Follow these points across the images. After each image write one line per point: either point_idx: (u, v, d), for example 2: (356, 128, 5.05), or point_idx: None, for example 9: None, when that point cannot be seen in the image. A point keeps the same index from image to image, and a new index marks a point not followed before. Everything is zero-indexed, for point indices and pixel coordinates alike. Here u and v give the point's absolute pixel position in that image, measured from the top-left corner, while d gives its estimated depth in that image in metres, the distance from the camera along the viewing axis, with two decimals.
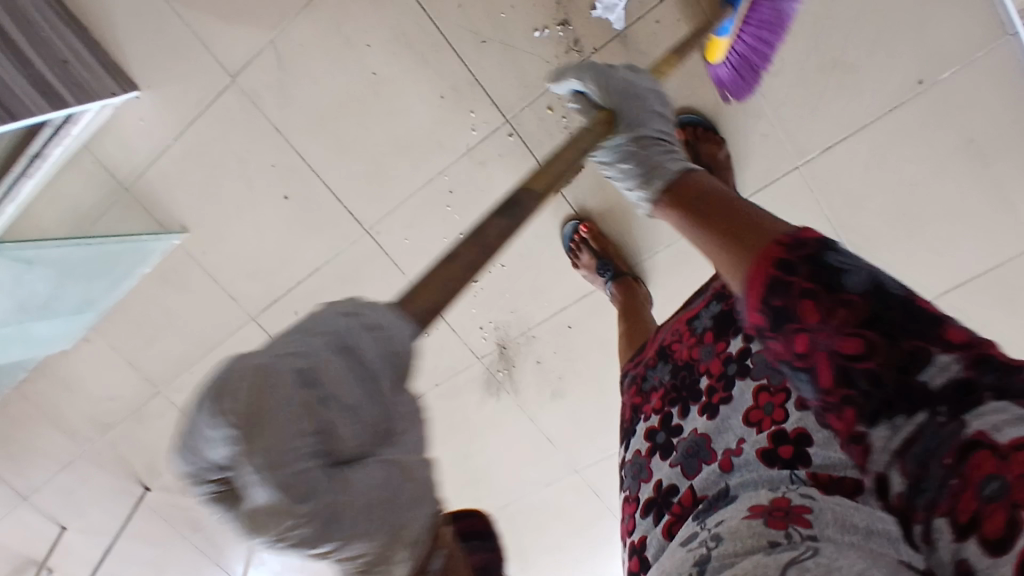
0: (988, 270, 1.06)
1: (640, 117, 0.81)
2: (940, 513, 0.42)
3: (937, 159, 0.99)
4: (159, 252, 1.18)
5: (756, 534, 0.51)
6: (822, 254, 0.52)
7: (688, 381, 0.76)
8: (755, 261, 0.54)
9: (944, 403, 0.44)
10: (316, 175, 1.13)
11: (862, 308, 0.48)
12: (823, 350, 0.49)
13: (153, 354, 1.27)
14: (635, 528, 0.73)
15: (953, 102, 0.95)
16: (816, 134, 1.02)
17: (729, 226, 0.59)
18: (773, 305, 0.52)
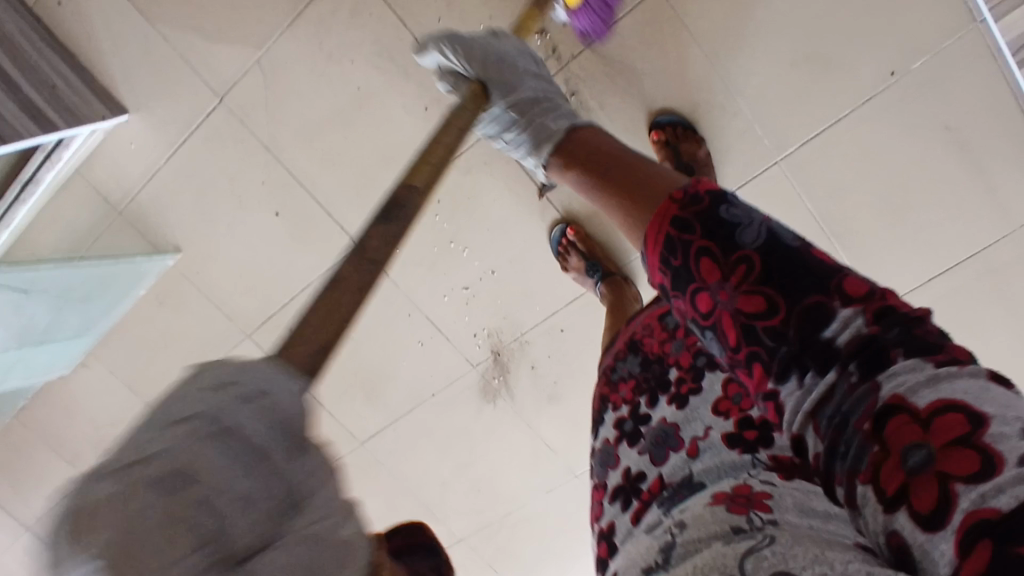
0: (979, 259, 1.05)
1: (519, 75, 0.87)
2: (863, 479, 0.37)
3: (918, 150, 0.99)
4: (154, 273, 1.22)
5: (718, 520, 0.51)
6: (714, 209, 0.51)
7: (658, 372, 0.72)
8: (655, 221, 0.56)
9: (853, 360, 0.40)
10: (304, 189, 1.12)
11: (757, 265, 0.47)
12: (725, 309, 0.48)
13: (156, 371, 1.32)
14: (602, 515, 0.67)
15: (927, 90, 0.95)
16: (795, 129, 1.02)
17: (626, 187, 0.63)
18: (673, 265, 0.53)
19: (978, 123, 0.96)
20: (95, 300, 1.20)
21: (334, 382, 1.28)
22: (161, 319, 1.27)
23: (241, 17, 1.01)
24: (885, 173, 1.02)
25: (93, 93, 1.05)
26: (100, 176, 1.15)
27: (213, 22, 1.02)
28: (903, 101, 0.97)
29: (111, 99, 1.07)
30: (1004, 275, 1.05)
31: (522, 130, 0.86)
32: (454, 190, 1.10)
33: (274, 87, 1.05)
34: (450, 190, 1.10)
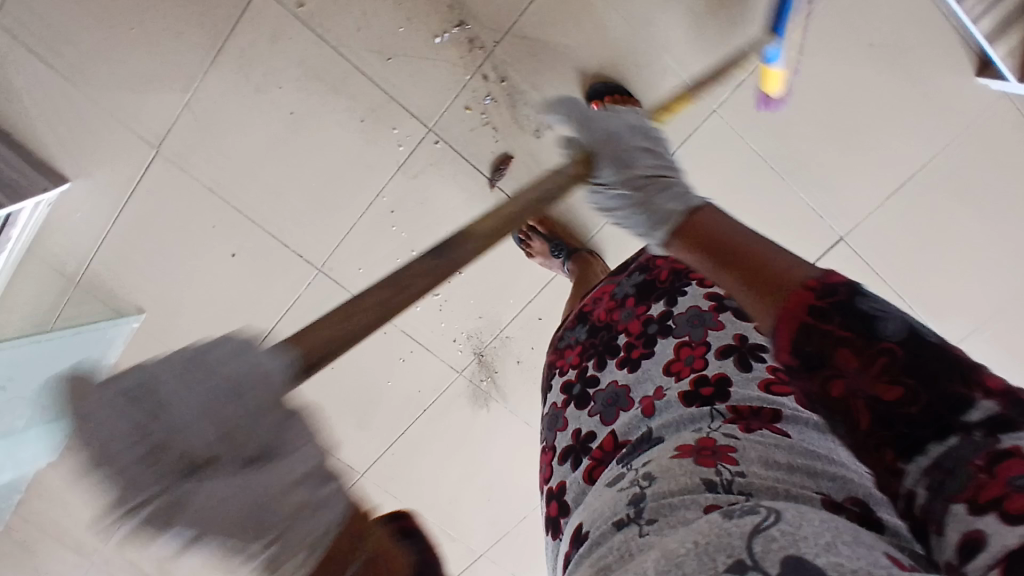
0: (931, 165, 1.05)
1: (633, 155, 0.83)
2: (957, 500, 0.34)
3: (848, 67, 1.00)
4: (121, 340, 1.19)
5: (689, 472, 0.49)
6: (854, 297, 0.41)
7: (607, 339, 0.74)
8: (782, 306, 0.44)
9: (981, 428, 0.35)
10: (258, 226, 1.12)
11: (901, 355, 0.38)
12: (859, 397, 0.39)
13: None
14: (552, 476, 0.69)
15: (842, 8, 0.97)
16: (724, 72, 1.03)
17: (745, 266, 0.50)
18: (806, 352, 0.42)
19: (900, 32, 0.98)
20: None
21: None
22: None
23: (162, 63, 0.99)
24: (821, 101, 1.03)
25: (30, 167, 1.01)
26: (53, 252, 1.12)
27: (136, 72, 1.00)
28: (825, 32, 0.99)
29: (51, 171, 1.03)
30: (960, 180, 1.05)
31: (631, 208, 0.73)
32: (406, 197, 1.10)
33: (209, 127, 1.04)
34: (402, 198, 1.10)
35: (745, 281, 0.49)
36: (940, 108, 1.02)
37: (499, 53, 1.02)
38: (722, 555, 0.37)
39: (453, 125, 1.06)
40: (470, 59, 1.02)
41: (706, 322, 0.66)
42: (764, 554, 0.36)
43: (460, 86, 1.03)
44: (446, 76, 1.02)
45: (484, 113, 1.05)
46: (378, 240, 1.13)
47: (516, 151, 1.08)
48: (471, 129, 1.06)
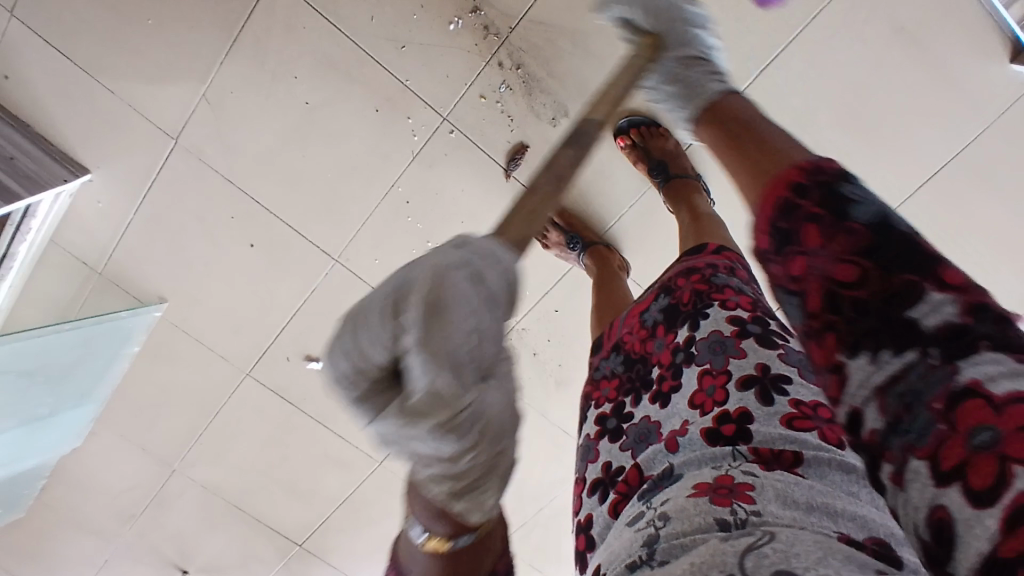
0: (957, 157, 1.03)
1: (691, 39, 0.79)
2: (920, 454, 0.35)
3: (873, 54, 0.97)
4: (143, 328, 1.21)
5: (704, 512, 0.43)
6: (837, 183, 0.44)
7: (641, 372, 0.68)
8: (771, 183, 0.49)
9: (937, 343, 0.36)
10: (275, 217, 1.12)
11: (864, 237, 0.41)
12: (817, 275, 0.43)
13: (162, 428, 1.33)
14: (580, 509, 0.61)
15: None
16: (747, 59, 1.00)
17: (744, 150, 0.55)
18: (778, 229, 0.46)
19: (929, 16, 0.94)
20: (96, 363, 1.20)
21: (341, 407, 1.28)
22: (158, 374, 1.27)
23: (177, 54, 0.99)
24: (846, 87, 1.00)
25: (50, 158, 1.03)
26: (77, 243, 1.14)
27: (151, 64, 1.00)
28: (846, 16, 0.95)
29: (72, 161, 1.05)
30: (991, 169, 1.02)
31: (675, 90, 0.76)
32: (419, 188, 1.09)
33: (225, 119, 1.04)
34: (416, 189, 1.09)
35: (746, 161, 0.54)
36: (971, 96, 0.98)
37: (515, 40, 1.00)
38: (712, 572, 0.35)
39: (467, 114, 1.04)
40: (485, 46, 1.00)
41: (728, 347, 0.61)
42: (755, 568, 0.34)
43: (474, 74, 1.02)
44: (461, 63, 1.01)
45: (500, 102, 1.04)
46: (392, 231, 1.13)
47: (531, 142, 1.07)
48: (483, 120, 1.05)
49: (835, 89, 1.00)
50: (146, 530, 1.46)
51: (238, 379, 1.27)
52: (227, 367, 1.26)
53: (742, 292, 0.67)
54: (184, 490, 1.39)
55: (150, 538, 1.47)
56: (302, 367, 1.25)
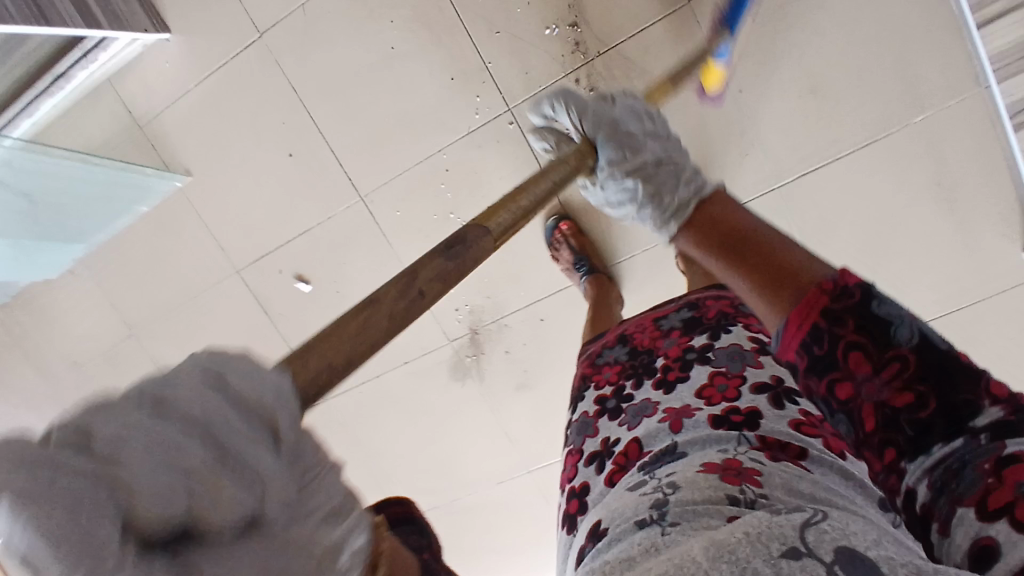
0: (947, 313, 1.10)
1: (638, 139, 0.81)
2: (966, 503, 0.38)
3: (905, 195, 1.04)
4: (159, 195, 1.26)
5: (714, 487, 0.51)
6: (869, 304, 0.46)
7: (646, 362, 0.79)
8: (797, 307, 0.49)
9: (984, 432, 0.40)
10: (322, 138, 1.16)
11: (913, 363, 0.43)
12: (869, 400, 0.45)
13: (139, 294, 1.35)
14: (576, 475, 0.72)
15: (924, 142, 1.00)
16: (795, 160, 1.07)
17: (758, 271, 0.56)
18: (814, 353, 0.47)
19: (968, 178, 1.00)
20: (109, 206, 1.26)
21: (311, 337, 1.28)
22: (155, 241, 1.30)
23: None
24: (874, 214, 1.06)
25: (141, 10, 1.14)
26: (132, 92, 1.22)
27: None
28: (897, 151, 1.02)
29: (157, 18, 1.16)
30: (971, 330, 1.10)
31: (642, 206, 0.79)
32: (462, 160, 1.12)
33: (311, 34, 1.12)
34: (458, 160, 1.12)
35: (766, 285, 0.54)
36: (978, 262, 1.05)
37: (598, 65, 1.04)
38: (776, 543, 0.39)
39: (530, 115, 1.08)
40: (569, 60, 1.05)
41: (745, 357, 0.71)
42: (817, 543, 0.38)
43: (550, 80, 1.06)
44: (541, 66, 1.05)
45: None
46: (421, 191, 1.15)
47: None
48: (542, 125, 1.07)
49: (864, 212, 1.07)
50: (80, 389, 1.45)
51: (226, 274, 1.28)
52: (222, 260, 1.27)
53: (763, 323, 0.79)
54: (134, 359, 1.39)
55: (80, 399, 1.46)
56: (291, 286, 1.26)
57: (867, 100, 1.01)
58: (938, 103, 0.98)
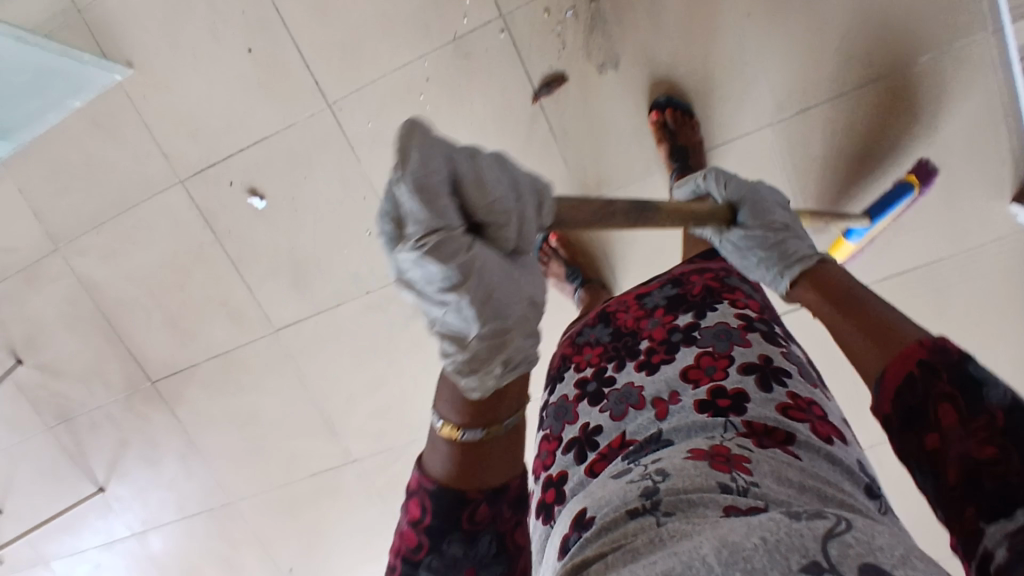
0: (923, 265, 1.05)
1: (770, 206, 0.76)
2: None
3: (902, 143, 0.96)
4: (94, 90, 1.13)
5: (705, 474, 0.46)
6: (968, 358, 0.42)
7: (628, 343, 0.70)
8: (898, 355, 0.46)
9: None
10: (288, 35, 1.05)
11: (1003, 420, 0.39)
12: (954, 456, 0.40)
13: (66, 201, 1.21)
14: (552, 464, 0.64)
15: (928, 86, 0.93)
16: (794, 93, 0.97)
17: (880, 331, 0.50)
18: (906, 401, 0.44)
19: (962, 127, 0.95)
20: (36, 97, 1.13)
21: (262, 260, 1.17)
22: (90, 142, 1.16)
23: None
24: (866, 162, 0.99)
25: None
26: None
27: None
28: (901, 93, 0.94)
29: None
30: (948, 287, 1.05)
31: (761, 248, 0.73)
32: (445, 71, 1.03)
33: None
34: (441, 70, 1.03)
35: (877, 340, 0.50)
36: (966, 215, 1.00)
37: None
38: (796, 555, 0.34)
39: (524, 24, 0.99)
40: None
41: (732, 337, 0.64)
42: (841, 559, 0.34)
43: None
44: None
45: (560, 27, 0.99)
46: (396, 103, 1.06)
47: (571, 77, 1.01)
48: (542, 42, 1.00)
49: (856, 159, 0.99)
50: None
51: (168, 183, 1.16)
52: (165, 167, 1.15)
53: (750, 296, 0.71)
54: (56, 277, 1.25)
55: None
56: (243, 201, 1.14)
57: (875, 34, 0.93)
58: (943, 47, 0.91)
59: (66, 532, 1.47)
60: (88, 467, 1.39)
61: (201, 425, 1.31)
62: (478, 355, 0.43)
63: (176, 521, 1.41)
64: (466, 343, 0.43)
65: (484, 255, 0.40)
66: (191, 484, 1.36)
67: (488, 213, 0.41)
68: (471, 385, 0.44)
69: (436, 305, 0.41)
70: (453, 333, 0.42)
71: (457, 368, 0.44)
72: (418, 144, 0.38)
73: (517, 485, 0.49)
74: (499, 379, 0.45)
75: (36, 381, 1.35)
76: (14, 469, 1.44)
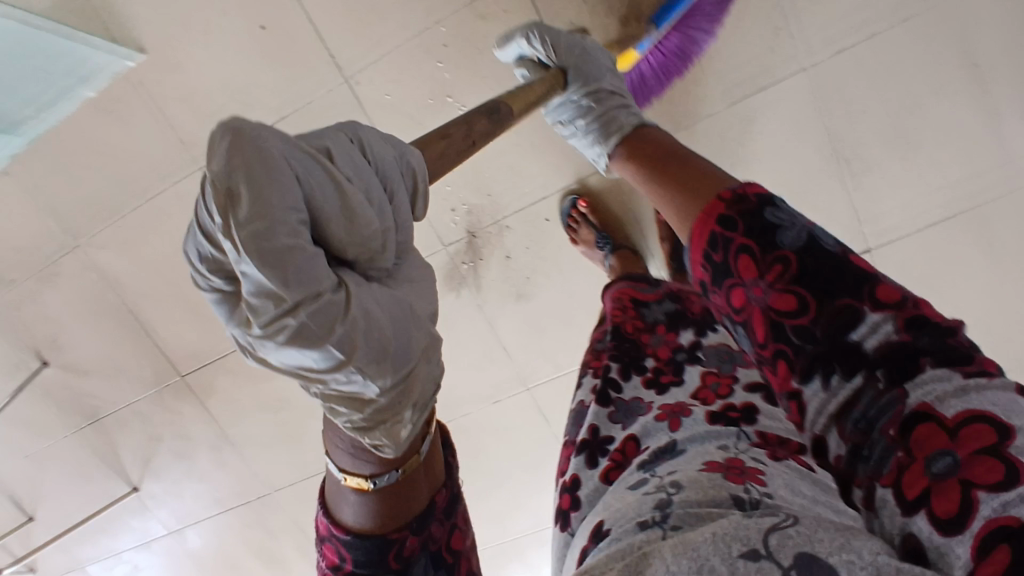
0: (971, 209, 0.96)
1: (597, 70, 0.84)
2: (885, 481, 0.36)
3: (939, 74, 0.90)
4: (106, 77, 1.11)
5: (717, 487, 0.41)
6: (760, 208, 0.47)
7: (631, 354, 0.66)
8: (701, 215, 0.51)
9: (882, 365, 0.39)
10: (298, 7, 1.02)
11: (796, 265, 0.44)
12: (757, 306, 0.45)
13: (84, 196, 1.19)
14: (567, 468, 0.57)
15: (963, 15, 0.87)
16: (825, 32, 0.91)
17: (680, 184, 0.58)
18: (712, 260, 0.49)
19: (1006, 58, 0.87)
20: (41, 84, 1.09)
21: None
22: (104, 132, 1.15)
23: None
24: (897, 105, 0.92)
25: None
26: None
27: None
28: (935, 27, 0.88)
29: None
30: (999, 234, 0.96)
31: (589, 119, 0.82)
32: (460, 35, 1.00)
33: None
34: (456, 35, 1.00)
35: (683, 196, 0.56)
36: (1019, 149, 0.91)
37: None
38: (738, 543, 0.33)
39: None
40: None
41: (734, 356, 0.61)
42: (779, 547, 0.33)
43: None
44: None
45: None
46: (413, 71, 1.03)
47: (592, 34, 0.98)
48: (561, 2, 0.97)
49: (888, 100, 0.92)
50: (18, 310, 1.29)
51: (187, 170, 1.14)
52: (182, 153, 1.13)
53: None
54: (78, 273, 1.24)
55: (19, 322, 1.30)
56: None
57: None
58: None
59: (101, 533, 1.46)
60: (119, 466, 1.38)
61: (232, 415, 1.29)
62: (383, 407, 0.45)
63: (214, 514, 1.40)
64: (372, 399, 0.44)
65: (359, 291, 0.43)
66: (225, 477, 1.35)
67: (352, 244, 0.44)
68: (379, 440, 0.45)
69: (320, 377, 0.42)
70: (352, 394, 0.44)
71: (355, 427, 0.45)
72: (261, 168, 0.38)
73: (443, 499, 0.51)
74: (409, 427, 0.46)
75: (61, 382, 1.33)
76: (40, 475, 1.42)
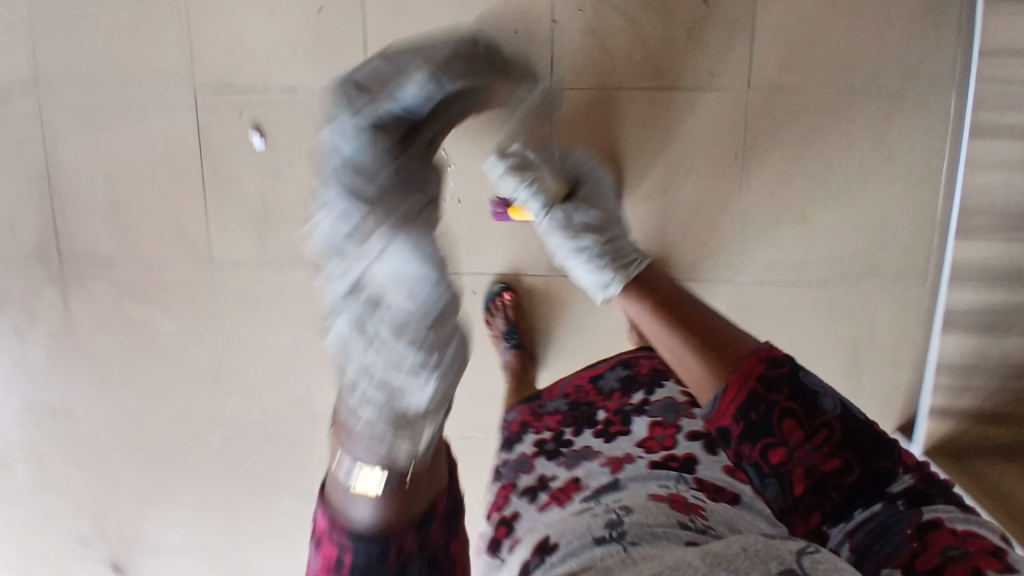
0: None
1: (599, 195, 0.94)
2: (898, 562, 0.50)
3: (821, 336, 1.12)
4: None
5: (667, 513, 0.50)
6: (796, 373, 0.58)
7: (585, 414, 0.73)
8: (737, 369, 0.60)
9: (901, 497, 0.53)
10: (362, 13, 1.10)
11: (839, 433, 0.55)
12: (801, 465, 0.55)
13: (62, 53, 1.16)
14: (505, 505, 0.64)
15: (859, 304, 1.10)
16: (761, 264, 1.10)
17: (702, 333, 0.65)
18: (752, 417, 0.58)
19: (875, 344, 1.11)
20: None
21: (240, 192, 1.19)
22: (116, 9, 1.13)
23: None
24: (784, 342, 1.13)
25: None
26: None
27: None
28: (838, 301, 1.10)
29: None
30: None
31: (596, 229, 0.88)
32: None
33: None
34: None
35: (706, 349, 0.63)
36: None
37: (648, 97, 1.05)
38: (774, 561, 0.40)
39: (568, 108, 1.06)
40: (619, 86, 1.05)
41: (682, 409, 0.70)
42: (813, 568, 0.40)
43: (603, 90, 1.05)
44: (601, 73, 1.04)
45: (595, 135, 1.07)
46: None
47: None
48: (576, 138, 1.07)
49: (780, 335, 1.13)
50: None
51: (180, 85, 1.16)
52: (184, 69, 1.15)
53: None
54: (14, 117, 1.19)
55: None
56: (245, 134, 1.16)
57: (840, 248, 1.08)
58: (881, 280, 1.08)
59: None
60: None
61: (90, 319, 1.27)
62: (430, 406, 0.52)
63: (12, 408, 1.33)
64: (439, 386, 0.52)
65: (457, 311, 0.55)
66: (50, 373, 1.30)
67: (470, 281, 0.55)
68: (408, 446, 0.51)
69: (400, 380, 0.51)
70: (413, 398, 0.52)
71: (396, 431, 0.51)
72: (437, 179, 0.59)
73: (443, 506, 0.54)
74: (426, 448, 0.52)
75: None
76: None
